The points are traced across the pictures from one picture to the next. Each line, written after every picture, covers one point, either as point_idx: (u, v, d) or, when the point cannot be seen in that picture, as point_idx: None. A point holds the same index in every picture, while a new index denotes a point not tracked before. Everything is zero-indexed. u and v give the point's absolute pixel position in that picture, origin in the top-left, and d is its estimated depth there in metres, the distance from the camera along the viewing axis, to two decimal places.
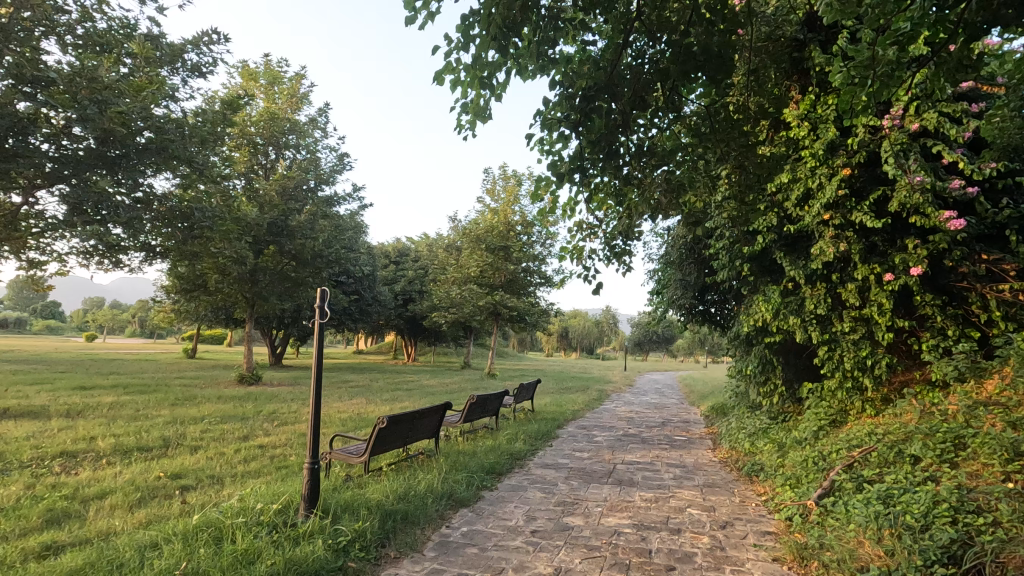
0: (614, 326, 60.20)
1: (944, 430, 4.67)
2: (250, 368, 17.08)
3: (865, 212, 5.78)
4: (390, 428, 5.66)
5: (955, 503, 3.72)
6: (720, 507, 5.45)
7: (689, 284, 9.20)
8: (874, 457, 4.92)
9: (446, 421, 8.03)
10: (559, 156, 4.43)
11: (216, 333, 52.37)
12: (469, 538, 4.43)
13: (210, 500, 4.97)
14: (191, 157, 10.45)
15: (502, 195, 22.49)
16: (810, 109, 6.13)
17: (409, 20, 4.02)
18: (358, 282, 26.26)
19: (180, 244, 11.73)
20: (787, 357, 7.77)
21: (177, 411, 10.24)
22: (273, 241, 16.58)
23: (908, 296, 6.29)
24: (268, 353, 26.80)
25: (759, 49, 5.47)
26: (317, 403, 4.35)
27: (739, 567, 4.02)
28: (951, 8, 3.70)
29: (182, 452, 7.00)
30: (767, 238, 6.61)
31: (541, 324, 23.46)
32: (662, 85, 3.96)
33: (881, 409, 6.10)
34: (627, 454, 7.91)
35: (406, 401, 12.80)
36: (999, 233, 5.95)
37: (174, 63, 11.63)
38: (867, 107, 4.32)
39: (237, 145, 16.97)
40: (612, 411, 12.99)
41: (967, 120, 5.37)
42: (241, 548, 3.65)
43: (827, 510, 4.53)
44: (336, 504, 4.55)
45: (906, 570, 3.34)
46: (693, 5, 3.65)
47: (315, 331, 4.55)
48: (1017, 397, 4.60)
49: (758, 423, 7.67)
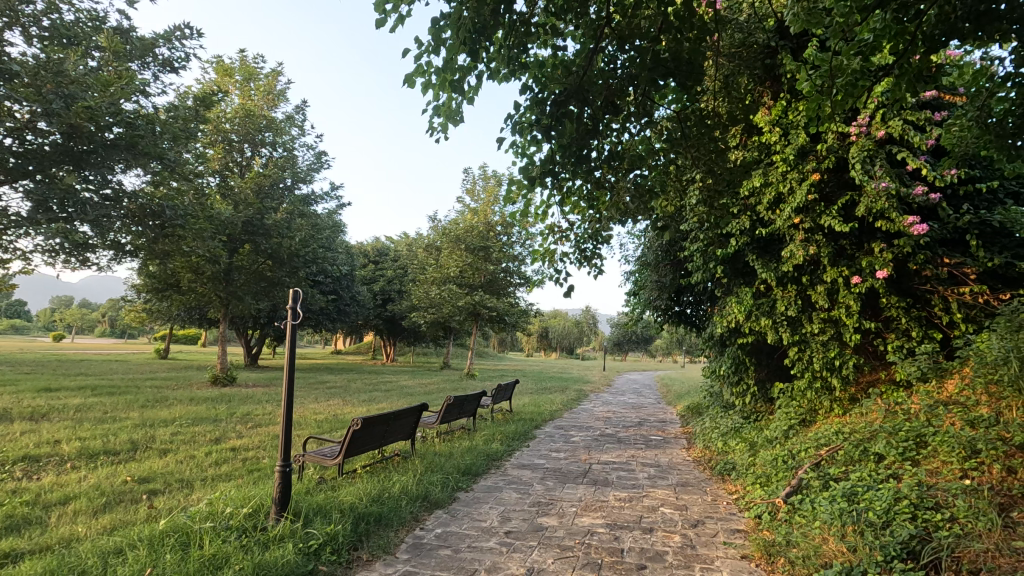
0: (593, 326, 60.74)
1: (907, 429, 4.82)
2: (224, 369, 16.79)
3: (833, 216, 5.93)
4: (365, 430, 5.61)
5: (914, 500, 3.84)
6: (692, 506, 5.53)
7: (665, 285, 9.30)
8: (840, 456, 5.05)
9: (423, 422, 8.01)
10: (532, 160, 4.44)
11: (190, 333, 51.20)
12: (443, 540, 4.43)
13: (178, 504, 4.87)
14: (162, 154, 10.25)
15: (482, 195, 22.61)
16: (781, 116, 6.24)
17: (380, 23, 4.00)
18: (337, 283, 25.97)
19: (150, 242, 11.39)
20: (759, 357, 7.95)
21: (146, 414, 9.97)
22: (248, 239, 16.27)
23: (875, 298, 6.46)
24: (243, 353, 26.31)
25: (731, 56, 5.58)
26: (289, 404, 4.31)
27: (708, 565, 4.08)
28: (911, 22, 3.83)
29: (150, 455, 6.85)
30: (739, 241, 6.72)
31: (521, 324, 23.51)
32: (634, 89, 4.02)
33: (848, 408, 6.25)
34: (603, 454, 7.97)
35: (382, 402, 12.69)
36: (961, 238, 6.16)
37: (145, 57, 11.37)
38: (832, 115, 4.44)
39: (211, 141, 16.61)
40: (589, 411, 13.04)
41: (930, 128, 5.54)
42: (209, 553, 3.60)
43: (794, 508, 4.63)
44: (308, 507, 4.50)
45: (868, 566, 3.42)
46: (664, 13, 3.72)
47: (288, 333, 4.48)
48: (974, 397, 4.77)
49: (731, 423, 7.80)
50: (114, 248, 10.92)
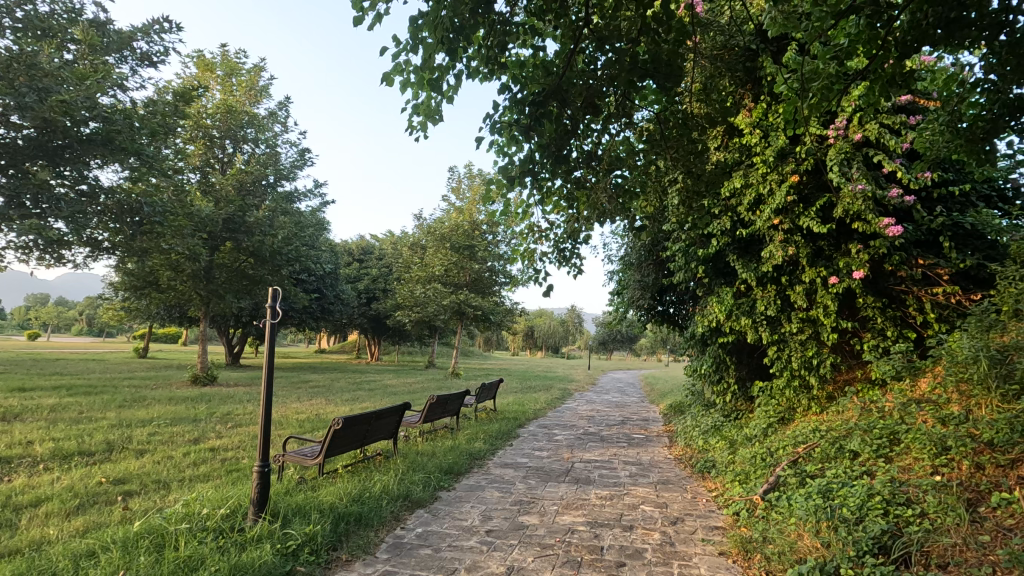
0: (578, 326, 61.05)
1: (880, 426, 4.94)
2: (204, 368, 16.54)
3: (812, 217, 6.02)
4: (346, 430, 5.57)
5: (887, 496, 3.93)
6: (672, 504, 5.59)
7: (648, 285, 9.37)
8: (817, 453, 5.15)
9: (405, 422, 7.98)
10: (512, 160, 4.43)
11: (170, 331, 50.44)
12: (424, 539, 4.42)
13: (155, 505, 4.81)
14: (139, 149, 10.07)
15: (467, 194, 22.56)
16: (762, 118, 6.30)
17: (357, 21, 3.95)
18: (320, 281, 25.70)
19: (128, 239, 11.15)
20: (740, 356, 8.07)
21: (123, 414, 9.79)
22: (229, 237, 16.07)
23: (851, 298, 6.58)
24: (225, 352, 25.94)
25: (712, 57, 5.63)
26: (269, 403, 4.27)
27: (686, 562, 4.13)
28: (885, 28, 3.91)
29: (127, 456, 6.75)
30: (720, 241, 6.80)
31: (506, 323, 23.49)
32: (613, 91, 4.06)
33: (826, 406, 6.37)
34: (585, 453, 8.01)
35: (365, 401, 12.61)
36: (934, 239, 6.31)
37: (122, 51, 11.17)
38: (808, 118, 4.53)
39: (192, 137, 16.37)
40: (574, 410, 13.07)
41: (905, 132, 5.67)
42: (184, 555, 3.55)
43: (771, 505, 4.71)
44: (287, 508, 4.47)
45: (840, 561, 3.49)
46: (642, 16, 3.73)
47: (267, 332, 4.42)
48: (946, 395, 4.88)
49: (712, 422, 7.90)
50: (91, 245, 10.69)
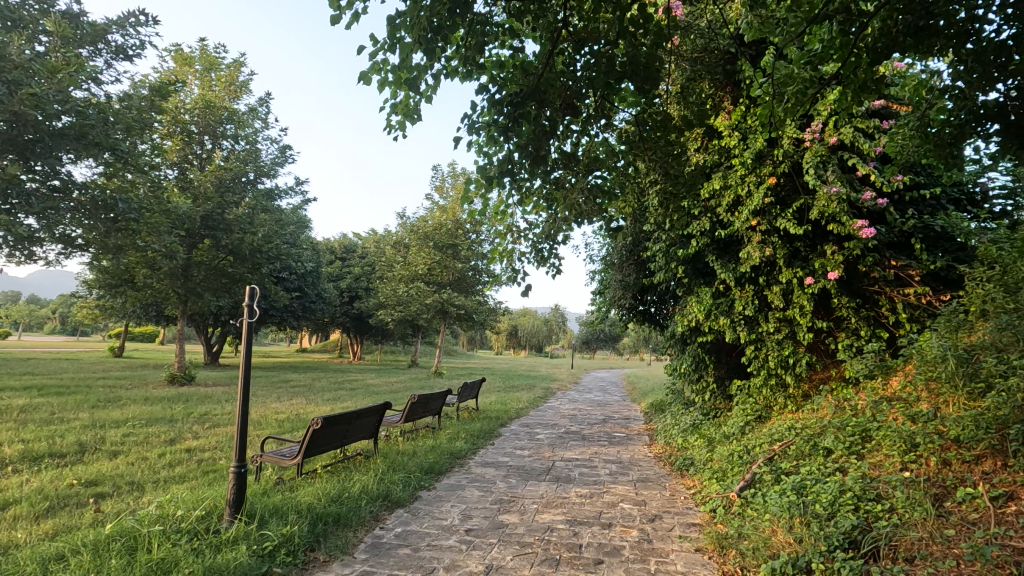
0: (562, 325, 61.34)
1: (854, 424, 5.07)
2: (182, 368, 16.27)
3: (788, 219, 6.13)
4: (325, 430, 5.51)
5: (857, 492, 4.03)
6: (651, 501, 5.65)
7: (629, 285, 9.42)
8: (793, 450, 5.26)
9: (386, 421, 7.95)
10: (491, 160, 4.44)
11: (147, 330, 49.57)
12: (403, 539, 4.42)
13: (127, 508, 4.73)
14: (114, 145, 9.91)
15: (450, 192, 22.51)
16: (740, 120, 6.41)
17: (334, 20, 3.92)
18: (301, 279, 25.40)
19: (103, 236, 10.91)
20: (719, 355, 8.19)
21: (97, 414, 9.59)
22: (208, 234, 15.84)
23: (826, 299, 6.71)
24: (203, 352, 25.52)
25: (695, 59, 5.68)
26: (245, 403, 4.22)
27: (663, 558, 4.18)
28: (857, 35, 4.01)
29: (100, 457, 6.62)
30: (700, 241, 6.89)
31: (489, 322, 23.49)
32: (592, 93, 4.10)
33: (802, 404, 6.49)
34: (566, 451, 8.07)
35: (346, 401, 12.51)
36: (906, 241, 6.46)
37: (96, 43, 10.92)
38: (784, 122, 4.62)
39: (169, 133, 16.07)
40: (555, 409, 13.18)
41: (879, 135, 5.80)
42: (157, 557, 3.51)
43: (747, 501, 4.79)
44: (263, 509, 4.42)
45: (812, 556, 3.57)
46: (619, 18, 3.76)
47: (244, 331, 4.37)
48: (916, 393, 5.01)
49: (691, 420, 8.01)
50: (63, 242, 10.45)
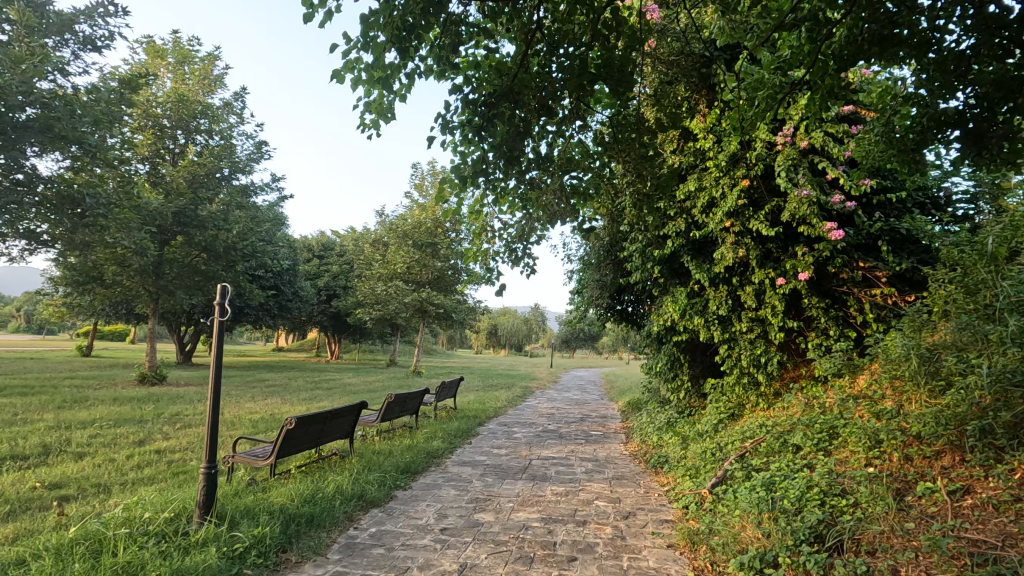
0: (541, 324, 61.54)
1: (821, 421, 5.20)
2: (153, 368, 15.89)
3: (761, 221, 6.26)
4: (299, 430, 5.45)
5: (824, 488, 4.14)
6: (625, 499, 5.72)
7: (606, 285, 9.50)
8: (763, 447, 5.38)
9: (362, 421, 7.88)
10: (466, 160, 4.43)
11: (118, 328, 48.40)
12: (378, 539, 4.39)
13: (93, 510, 4.62)
14: (82, 138, 9.65)
15: (430, 190, 22.41)
16: (714, 123, 6.52)
17: (307, 18, 3.88)
18: (278, 277, 25.01)
19: (70, 232, 10.63)
20: (693, 354, 8.32)
21: (62, 414, 9.34)
22: (180, 231, 15.54)
23: (797, 299, 6.86)
24: (176, 351, 24.97)
25: (672, 62, 5.78)
26: (215, 403, 4.15)
27: (636, 554, 4.24)
28: (824, 41, 4.12)
29: (64, 459, 6.44)
30: (675, 242, 6.99)
31: (468, 321, 23.42)
32: (568, 95, 4.12)
33: (773, 402, 6.63)
34: (543, 450, 8.10)
35: (323, 401, 12.38)
36: (874, 244, 6.65)
37: (63, 34, 10.60)
38: (755, 125, 4.72)
39: (140, 126, 15.70)
40: (533, 408, 13.18)
41: (847, 140, 5.95)
42: (123, 561, 3.43)
43: (718, 498, 4.90)
44: (235, 510, 4.36)
45: (779, 550, 3.66)
46: (593, 21, 3.79)
47: (215, 330, 4.30)
48: (881, 391, 5.16)
49: (667, 418, 8.11)
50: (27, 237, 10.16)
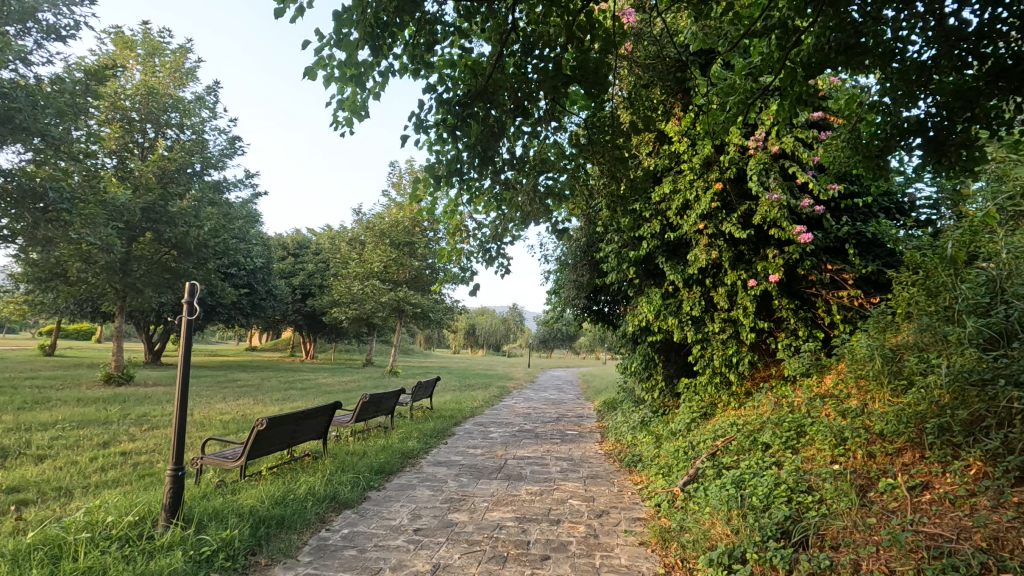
0: (519, 324, 61.60)
1: (790, 420, 5.32)
2: (119, 368, 15.45)
3: (733, 223, 6.38)
4: (270, 431, 5.36)
5: (791, 485, 4.24)
6: (599, 497, 5.77)
7: (583, 285, 9.56)
8: (733, 445, 5.48)
9: (335, 421, 7.79)
10: (442, 159, 4.42)
11: (83, 327, 46.96)
12: (350, 540, 4.35)
13: (52, 515, 4.47)
14: (45, 130, 9.37)
15: (407, 189, 22.26)
16: (689, 127, 6.62)
17: (278, 13, 3.82)
18: (251, 276, 24.56)
19: (31, 227, 10.30)
20: (667, 354, 8.43)
21: (22, 416, 9.01)
22: (149, 228, 15.16)
23: (768, 300, 7.01)
24: (144, 351, 24.33)
25: (647, 66, 5.84)
26: (181, 404, 4.05)
27: (608, 552, 4.28)
28: (793, 48, 4.21)
29: (23, 462, 6.23)
30: (650, 243, 7.08)
31: (445, 321, 23.31)
32: (544, 96, 4.14)
33: (744, 401, 6.76)
34: (518, 450, 8.12)
35: (296, 401, 12.20)
36: (842, 247, 6.83)
37: (25, 22, 10.24)
38: (727, 128, 4.80)
39: (108, 119, 15.28)
40: (510, 407, 13.19)
41: (816, 146, 6.11)
42: (83, 566, 3.34)
43: (689, 495, 4.98)
44: (202, 513, 4.27)
45: (746, 546, 3.74)
46: (569, 24, 3.81)
47: (182, 329, 4.20)
48: (847, 389, 5.31)
49: (641, 417, 8.20)
50: None
